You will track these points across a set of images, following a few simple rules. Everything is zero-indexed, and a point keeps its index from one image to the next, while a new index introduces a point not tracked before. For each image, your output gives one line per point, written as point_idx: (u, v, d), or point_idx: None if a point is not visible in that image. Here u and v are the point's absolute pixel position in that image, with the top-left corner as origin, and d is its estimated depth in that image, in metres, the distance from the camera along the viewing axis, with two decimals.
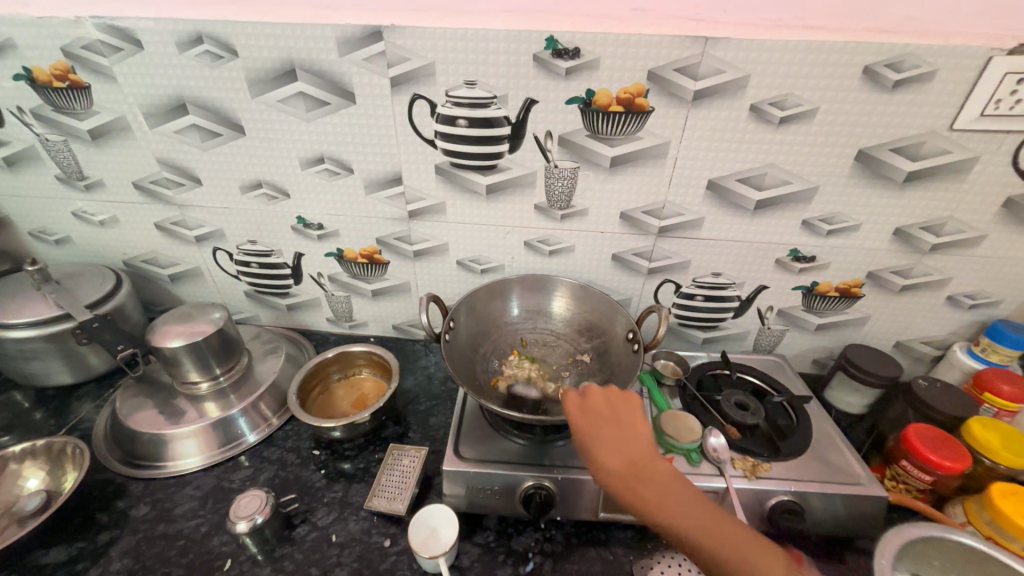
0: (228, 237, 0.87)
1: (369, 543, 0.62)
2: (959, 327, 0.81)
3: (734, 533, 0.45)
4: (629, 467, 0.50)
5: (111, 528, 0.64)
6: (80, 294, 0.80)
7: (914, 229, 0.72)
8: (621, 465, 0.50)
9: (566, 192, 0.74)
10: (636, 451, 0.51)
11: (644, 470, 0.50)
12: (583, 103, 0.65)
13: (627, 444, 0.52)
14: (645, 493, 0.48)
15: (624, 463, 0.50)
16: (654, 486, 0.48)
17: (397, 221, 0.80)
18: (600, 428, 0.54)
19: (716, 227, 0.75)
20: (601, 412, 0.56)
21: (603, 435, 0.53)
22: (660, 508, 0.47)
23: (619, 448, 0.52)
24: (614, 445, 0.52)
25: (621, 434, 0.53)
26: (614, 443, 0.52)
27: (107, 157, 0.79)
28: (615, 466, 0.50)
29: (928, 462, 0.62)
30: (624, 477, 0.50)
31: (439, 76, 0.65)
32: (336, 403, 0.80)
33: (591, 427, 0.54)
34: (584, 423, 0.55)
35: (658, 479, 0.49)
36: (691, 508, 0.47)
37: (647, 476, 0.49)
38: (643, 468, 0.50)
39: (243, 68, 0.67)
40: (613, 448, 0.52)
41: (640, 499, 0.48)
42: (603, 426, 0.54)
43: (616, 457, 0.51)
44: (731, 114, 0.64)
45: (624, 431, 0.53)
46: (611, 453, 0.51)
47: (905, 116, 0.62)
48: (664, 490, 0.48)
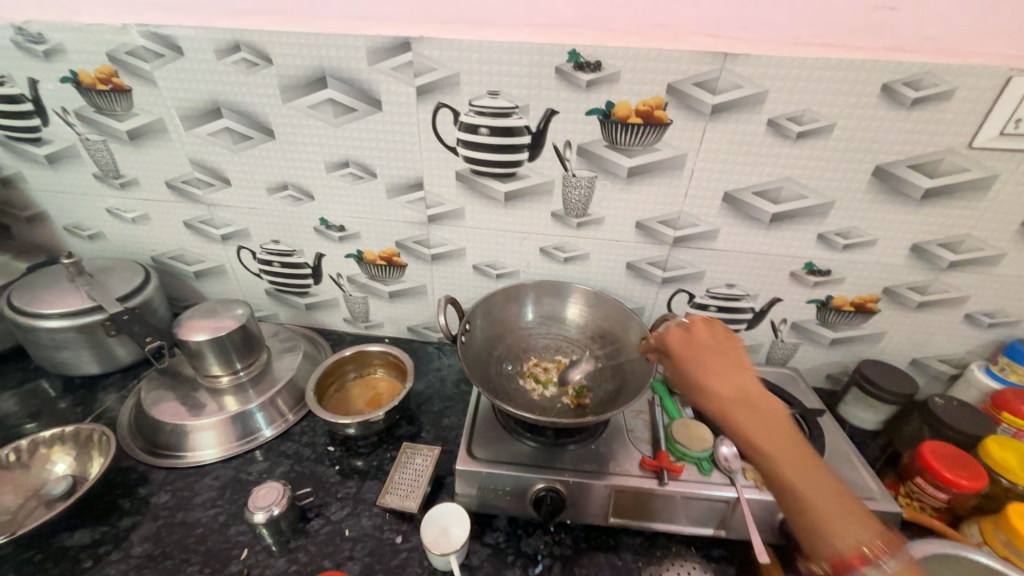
0: (253, 236, 0.90)
1: (381, 539, 0.63)
2: (977, 346, 0.81)
3: (831, 489, 0.46)
4: (741, 396, 0.51)
5: (133, 514, 0.66)
6: (111, 287, 0.83)
7: (932, 246, 0.72)
8: (732, 391, 0.52)
9: (583, 201, 0.75)
10: (750, 386, 0.52)
11: (759, 404, 0.50)
12: (603, 114, 0.67)
13: (743, 376, 0.53)
14: (751, 423, 0.49)
15: (737, 393, 0.51)
16: (759, 420, 0.49)
17: (416, 225, 0.83)
18: (714, 355, 0.55)
19: (731, 239, 0.76)
20: (718, 347, 0.56)
21: (715, 364, 0.54)
22: (762, 438, 0.48)
23: (733, 378, 0.53)
24: (732, 374, 0.53)
25: (735, 369, 0.54)
26: (732, 373, 0.53)
27: (142, 157, 0.82)
28: (723, 389, 0.52)
29: (943, 480, 0.62)
30: (734, 402, 0.51)
31: (464, 86, 0.67)
32: (351, 401, 0.81)
33: (700, 355, 0.55)
34: (694, 351, 0.56)
35: (767, 416, 0.50)
36: (791, 450, 0.48)
37: (759, 406, 0.50)
38: (757, 399, 0.51)
39: (276, 75, 0.70)
40: (725, 376, 0.53)
41: (740, 424, 0.49)
42: (714, 357, 0.55)
43: (728, 384, 0.52)
44: (749, 128, 0.65)
45: (739, 369, 0.54)
46: (724, 380, 0.53)
47: (922, 134, 0.62)
48: (773, 427, 0.49)
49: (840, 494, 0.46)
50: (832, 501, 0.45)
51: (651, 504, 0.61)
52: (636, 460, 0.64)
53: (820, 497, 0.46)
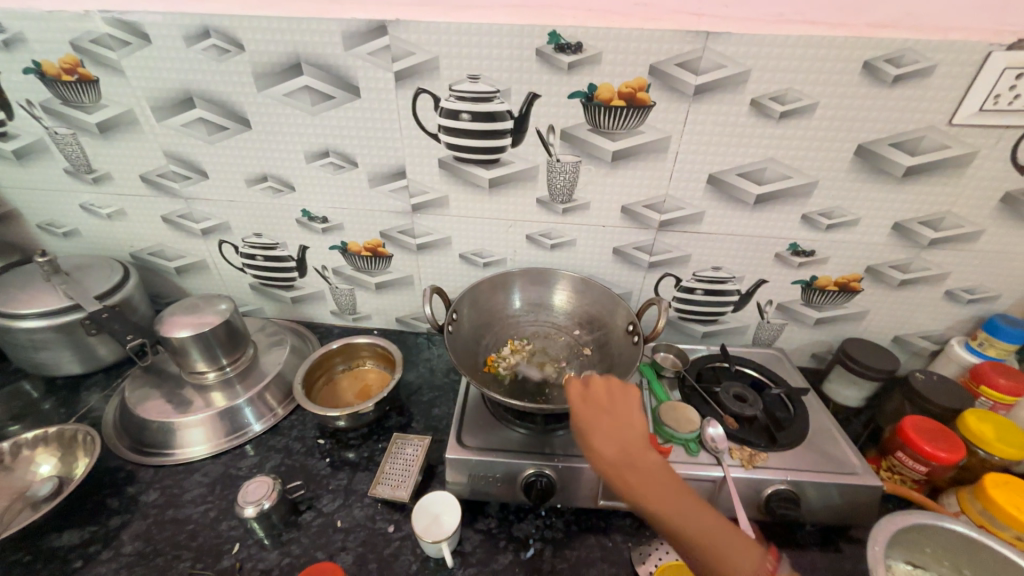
0: (234, 230, 0.88)
1: (373, 529, 0.63)
2: (957, 321, 0.82)
3: (726, 535, 0.45)
4: (626, 459, 0.49)
5: (122, 512, 0.66)
6: (89, 286, 0.81)
7: (914, 224, 0.72)
8: (619, 455, 0.49)
9: (567, 186, 0.75)
10: (634, 446, 0.50)
11: (643, 465, 0.49)
12: (585, 97, 0.66)
13: (629, 434, 0.51)
14: (641, 487, 0.48)
15: (620, 458, 0.49)
16: (648, 482, 0.48)
17: (400, 214, 0.81)
18: (598, 412, 0.53)
19: (716, 221, 0.76)
20: (603, 401, 0.54)
21: (603, 426, 0.52)
22: (653, 501, 0.47)
23: (617, 439, 0.50)
24: (617, 433, 0.51)
25: (621, 427, 0.51)
26: (614, 432, 0.51)
27: (114, 150, 0.80)
28: (612, 455, 0.49)
29: (923, 453, 0.63)
30: (622, 468, 0.49)
31: (443, 71, 0.66)
32: (340, 393, 0.81)
33: (592, 417, 0.53)
34: (585, 413, 0.53)
35: (648, 477, 0.48)
36: (676, 505, 0.46)
37: (642, 465, 0.49)
38: (640, 457, 0.49)
39: (249, 62, 0.68)
40: (611, 437, 0.51)
41: (635, 491, 0.47)
42: (602, 416, 0.52)
43: (615, 448, 0.50)
44: (732, 108, 0.65)
45: (623, 424, 0.52)
46: (609, 445, 0.50)
47: (904, 111, 0.62)
48: (659, 488, 0.47)
49: (738, 540, 0.45)
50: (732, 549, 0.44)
51: None
52: None
53: (719, 550, 0.44)
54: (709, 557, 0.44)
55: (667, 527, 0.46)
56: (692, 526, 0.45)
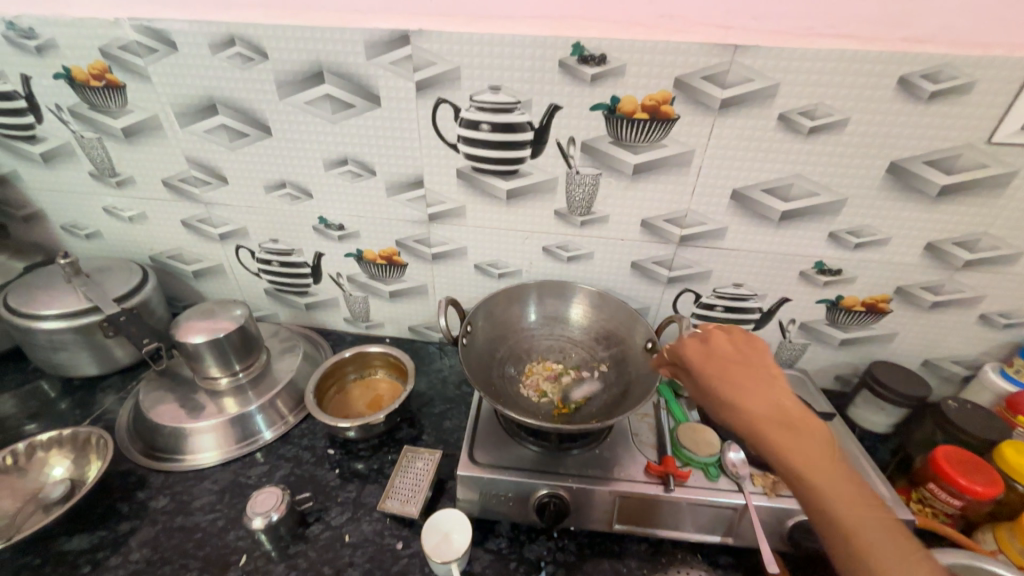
0: (251, 235, 0.88)
1: (381, 545, 0.62)
2: (991, 347, 0.79)
3: (899, 538, 0.41)
4: (773, 415, 0.49)
5: (131, 518, 0.65)
6: (108, 288, 0.82)
7: (948, 244, 0.70)
8: (764, 411, 0.49)
9: (586, 199, 0.74)
10: (776, 407, 0.49)
11: (793, 424, 0.48)
12: (607, 110, 0.65)
13: (773, 395, 0.50)
14: (783, 443, 0.47)
15: (767, 411, 0.49)
16: (798, 439, 0.47)
17: (416, 223, 0.81)
18: (737, 366, 0.53)
19: (739, 237, 0.74)
20: (739, 359, 0.54)
21: (738, 380, 0.52)
22: (797, 459, 0.46)
23: (761, 396, 0.50)
24: (751, 391, 0.51)
25: (758, 387, 0.51)
26: (761, 391, 0.51)
27: (138, 155, 0.81)
28: (758, 409, 0.49)
29: (957, 486, 0.60)
30: (761, 421, 0.49)
31: (464, 81, 0.65)
32: (351, 402, 0.80)
33: (723, 372, 0.53)
34: (714, 365, 0.54)
35: (803, 436, 0.47)
36: (840, 482, 0.44)
37: (788, 429, 0.48)
38: (781, 422, 0.48)
39: (272, 70, 0.68)
40: (752, 394, 0.51)
41: (770, 444, 0.47)
42: (739, 371, 0.53)
43: (759, 404, 0.50)
44: (759, 123, 0.63)
45: (765, 385, 0.51)
46: (756, 399, 0.50)
47: (939, 129, 0.60)
48: (817, 454, 0.46)
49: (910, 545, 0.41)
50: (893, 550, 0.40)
51: (657, 510, 0.60)
52: (641, 465, 0.63)
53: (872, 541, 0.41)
54: (858, 546, 0.41)
55: (808, 487, 0.45)
56: (846, 502, 0.43)
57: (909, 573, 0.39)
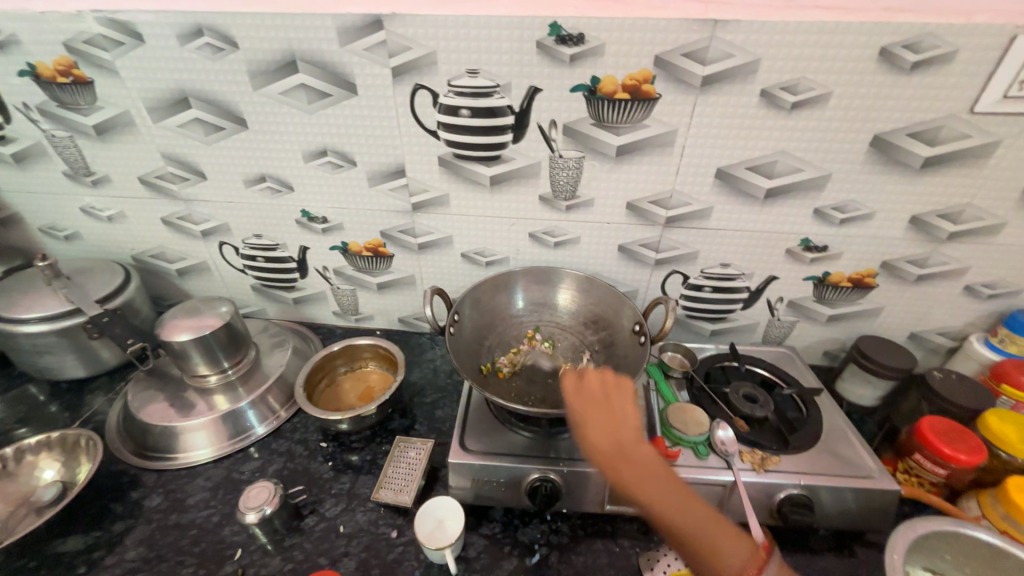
0: (234, 231, 0.87)
1: (376, 533, 0.63)
2: (977, 317, 0.80)
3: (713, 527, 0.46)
4: (623, 448, 0.51)
5: (126, 517, 0.65)
6: (90, 289, 0.80)
7: (931, 217, 0.70)
8: (613, 448, 0.51)
9: (571, 183, 0.73)
10: (625, 436, 0.52)
11: (630, 454, 0.51)
12: (588, 90, 0.64)
13: (620, 429, 0.53)
14: (630, 476, 0.49)
15: (615, 447, 0.51)
16: (638, 468, 0.50)
17: (400, 213, 0.80)
18: (593, 401, 0.55)
19: (725, 217, 0.74)
20: (597, 395, 0.56)
21: (591, 420, 0.54)
22: (643, 489, 0.48)
23: (610, 430, 0.52)
24: (602, 428, 0.53)
25: (613, 419, 0.53)
26: (612, 425, 0.53)
27: (112, 153, 0.79)
28: (609, 448, 0.51)
29: (941, 455, 0.62)
30: (615, 456, 0.50)
31: (441, 66, 0.64)
32: (343, 395, 0.80)
33: (587, 408, 0.55)
34: (581, 405, 0.55)
35: (644, 466, 0.50)
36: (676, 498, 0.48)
37: (632, 456, 0.50)
38: (632, 449, 0.51)
39: (243, 60, 0.66)
40: (606, 429, 0.53)
41: (623, 477, 0.49)
42: (595, 408, 0.55)
43: (609, 439, 0.52)
44: (741, 99, 0.62)
45: (615, 417, 0.54)
46: (606, 438, 0.52)
47: (922, 100, 0.60)
48: (657, 476, 0.49)
49: (730, 534, 0.46)
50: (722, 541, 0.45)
51: None
52: None
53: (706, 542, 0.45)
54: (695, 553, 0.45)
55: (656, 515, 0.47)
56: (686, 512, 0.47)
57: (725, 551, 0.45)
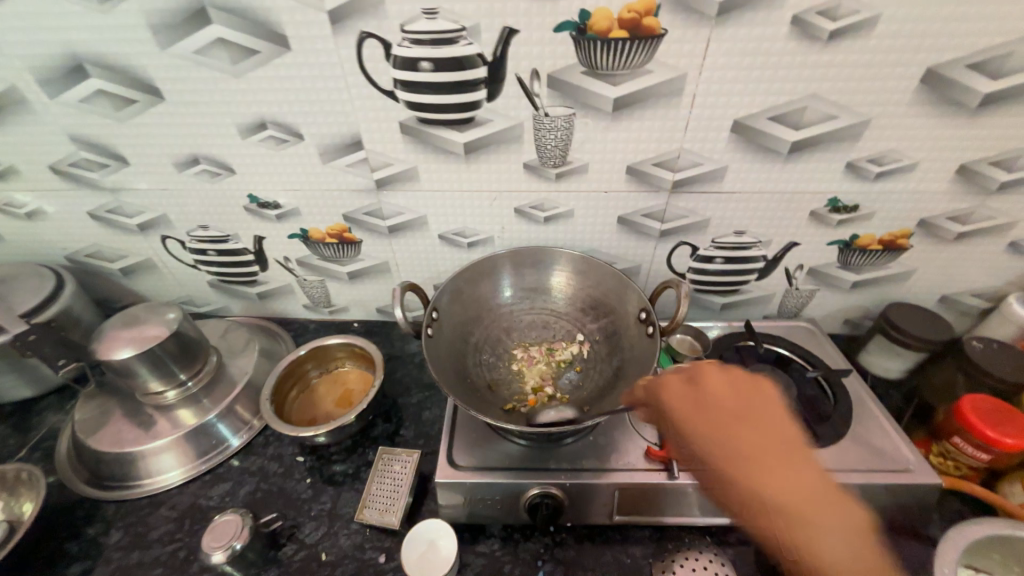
0: (175, 223, 0.75)
1: (362, 560, 0.57)
2: (1018, 276, 0.71)
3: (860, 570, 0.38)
4: (787, 460, 0.44)
5: (82, 559, 0.59)
6: (13, 301, 0.70)
7: (983, 165, 0.59)
8: (768, 461, 0.44)
9: (560, 146, 0.61)
10: (782, 446, 0.45)
11: (796, 465, 0.44)
12: (576, 29, 0.51)
13: (771, 435, 0.45)
14: (788, 490, 0.42)
15: (729, 458, 0.45)
16: (800, 481, 0.43)
17: (363, 193, 0.68)
18: (716, 400, 0.48)
19: (741, 177, 0.63)
20: (729, 396, 0.48)
21: (735, 422, 0.46)
22: (809, 509, 0.41)
23: (726, 439, 0.45)
24: (758, 434, 0.45)
25: (746, 427, 0.46)
26: (752, 430, 0.46)
27: (11, 139, 0.66)
28: (762, 460, 0.44)
29: (984, 439, 0.55)
30: (760, 468, 0.43)
31: (390, 6, 0.51)
32: (318, 402, 0.72)
33: (714, 412, 0.47)
34: (710, 407, 0.48)
35: (770, 482, 0.43)
36: (838, 520, 0.41)
37: (757, 472, 0.43)
38: (757, 465, 0.44)
39: (141, 10, 0.53)
40: (736, 439, 0.45)
41: (743, 492, 0.43)
42: (702, 411, 0.48)
43: (746, 451, 0.44)
44: (766, 31, 0.50)
45: (749, 424, 0.46)
46: (755, 448, 0.44)
47: (992, 19, 0.48)
48: (816, 489, 0.42)
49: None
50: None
51: (660, 498, 0.54)
52: (641, 450, 0.56)
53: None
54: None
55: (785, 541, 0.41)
56: (844, 539, 0.40)
57: None
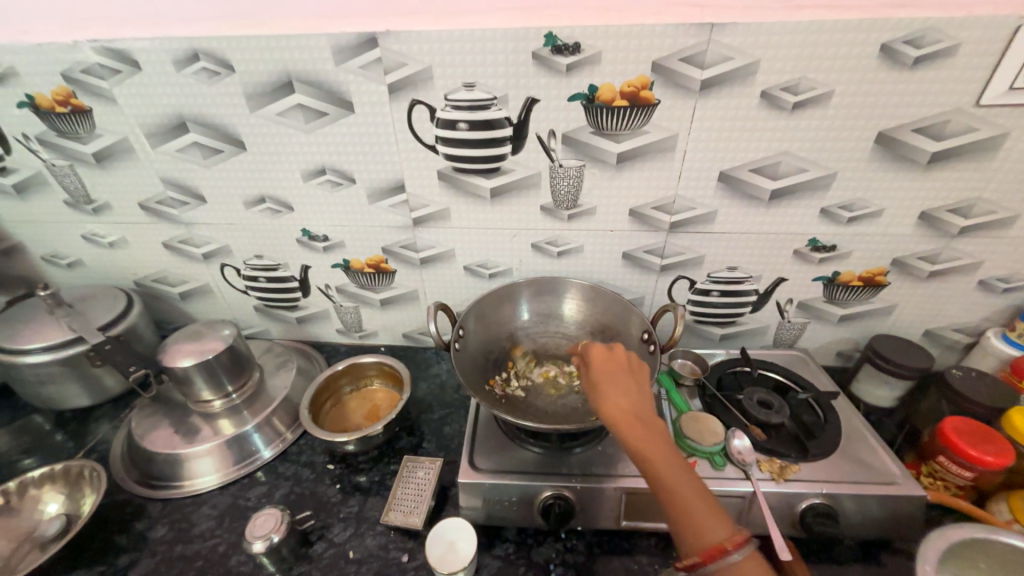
0: (235, 252, 0.87)
1: (387, 559, 0.61)
2: (993, 312, 0.78)
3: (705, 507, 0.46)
4: (634, 410, 0.51)
5: (131, 550, 0.64)
6: (92, 317, 0.80)
7: (941, 212, 0.68)
8: (653, 437, 0.49)
9: (572, 192, 0.72)
10: (641, 402, 0.52)
11: (647, 418, 0.51)
12: (586, 99, 0.63)
13: (641, 398, 0.53)
14: (641, 438, 0.49)
15: (628, 411, 0.51)
16: (642, 431, 0.50)
17: (401, 229, 0.79)
18: (626, 382, 0.54)
19: (730, 220, 0.73)
20: (623, 367, 0.56)
21: (616, 382, 0.54)
22: (648, 455, 0.48)
23: (628, 396, 0.53)
24: (623, 391, 0.53)
25: (628, 387, 0.54)
26: (630, 389, 0.54)
27: (112, 179, 0.79)
28: (648, 435, 0.49)
29: (967, 457, 0.59)
30: (625, 416, 0.51)
31: (438, 80, 0.64)
32: (349, 415, 0.79)
33: (605, 373, 0.56)
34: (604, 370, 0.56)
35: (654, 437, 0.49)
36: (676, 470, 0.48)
37: (648, 426, 0.50)
38: (646, 421, 0.51)
39: (240, 83, 0.66)
40: (621, 392, 0.53)
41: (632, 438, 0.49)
42: (613, 372, 0.56)
43: (624, 402, 0.52)
44: (741, 102, 0.61)
45: (635, 385, 0.54)
46: (650, 428, 0.50)
47: (926, 95, 0.59)
48: (649, 437, 0.49)
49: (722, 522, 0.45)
50: (711, 521, 0.45)
51: (664, 504, 0.59)
52: None
53: (697, 522, 0.45)
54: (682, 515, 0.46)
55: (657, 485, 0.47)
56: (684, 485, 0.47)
57: (715, 533, 0.44)
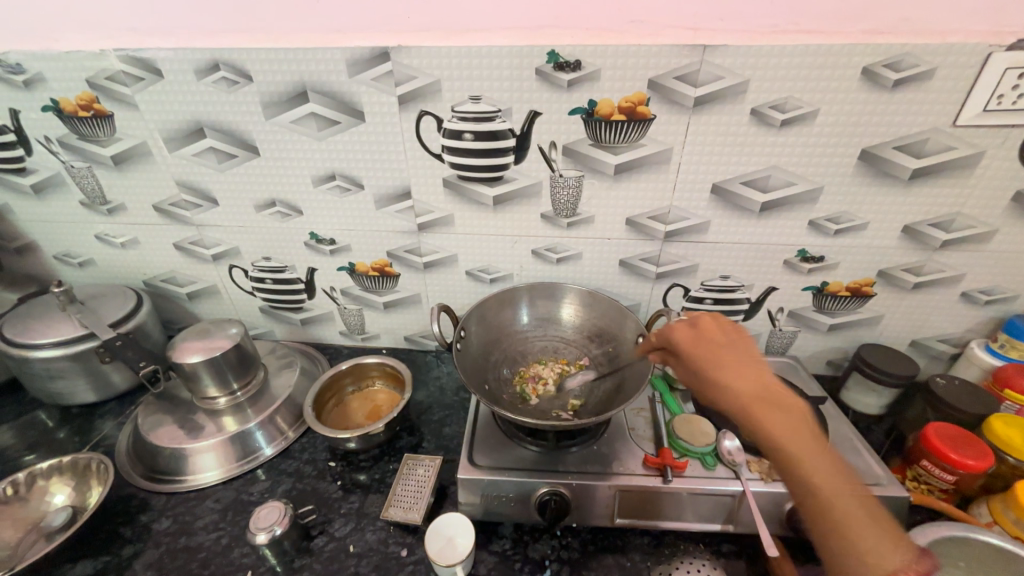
0: (243, 254, 0.89)
1: (386, 553, 0.63)
2: (976, 323, 0.81)
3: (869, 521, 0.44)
4: (767, 397, 0.51)
5: (135, 541, 0.66)
6: (102, 314, 0.82)
7: (923, 226, 0.72)
8: (785, 434, 0.49)
9: (571, 201, 0.75)
10: (766, 384, 0.52)
11: (780, 401, 0.51)
12: (586, 113, 0.67)
13: (765, 384, 0.52)
14: (776, 424, 0.49)
15: (759, 397, 0.51)
16: (777, 417, 0.50)
17: (406, 233, 0.82)
18: (739, 368, 0.53)
19: (722, 230, 0.76)
20: (737, 345, 0.55)
21: (729, 361, 0.54)
22: (794, 448, 0.48)
23: (749, 379, 0.52)
24: (749, 373, 0.53)
25: (754, 370, 0.53)
26: (747, 374, 0.53)
27: (129, 181, 0.82)
28: (778, 428, 0.49)
29: (948, 461, 0.61)
30: (755, 402, 0.51)
31: (445, 93, 0.67)
32: (350, 414, 0.81)
33: (710, 355, 0.55)
34: (705, 353, 0.55)
35: (792, 428, 0.49)
36: (831, 472, 0.47)
37: (778, 415, 0.50)
38: (777, 409, 0.50)
39: (257, 91, 0.70)
40: (743, 376, 0.52)
41: (767, 424, 0.49)
42: (727, 356, 0.54)
43: (752, 386, 0.52)
44: (732, 119, 0.65)
45: (755, 370, 0.53)
46: (780, 422, 0.49)
47: (906, 115, 0.62)
48: (786, 427, 0.49)
49: (884, 532, 0.44)
50: (872, 537, 0.43)
51: (657, 502, 0.61)
52: (639, 459, 0.64)
53: (856, 524, 0.44)
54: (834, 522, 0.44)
55: (803, 477, 0.47)
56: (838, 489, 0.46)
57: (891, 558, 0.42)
